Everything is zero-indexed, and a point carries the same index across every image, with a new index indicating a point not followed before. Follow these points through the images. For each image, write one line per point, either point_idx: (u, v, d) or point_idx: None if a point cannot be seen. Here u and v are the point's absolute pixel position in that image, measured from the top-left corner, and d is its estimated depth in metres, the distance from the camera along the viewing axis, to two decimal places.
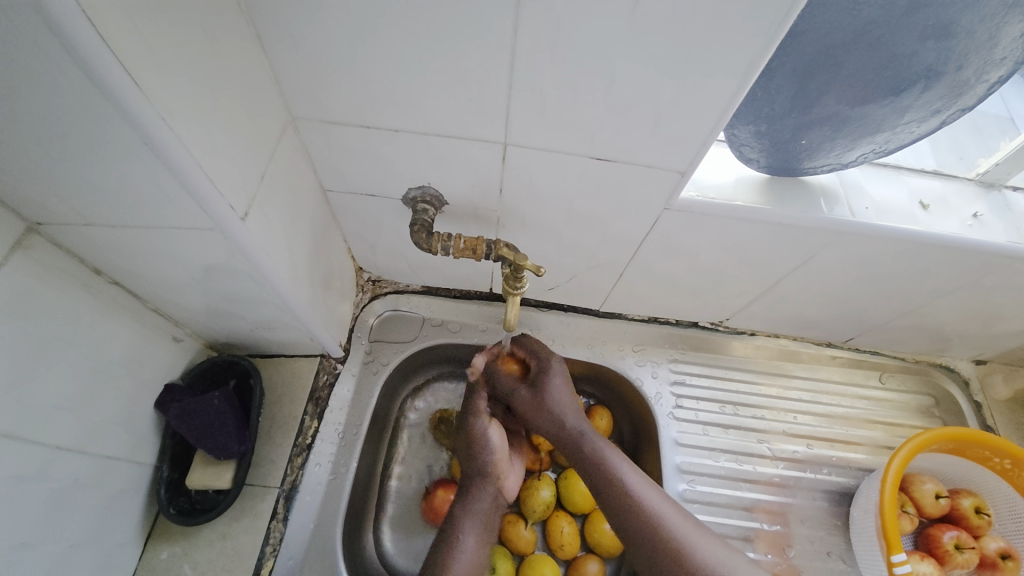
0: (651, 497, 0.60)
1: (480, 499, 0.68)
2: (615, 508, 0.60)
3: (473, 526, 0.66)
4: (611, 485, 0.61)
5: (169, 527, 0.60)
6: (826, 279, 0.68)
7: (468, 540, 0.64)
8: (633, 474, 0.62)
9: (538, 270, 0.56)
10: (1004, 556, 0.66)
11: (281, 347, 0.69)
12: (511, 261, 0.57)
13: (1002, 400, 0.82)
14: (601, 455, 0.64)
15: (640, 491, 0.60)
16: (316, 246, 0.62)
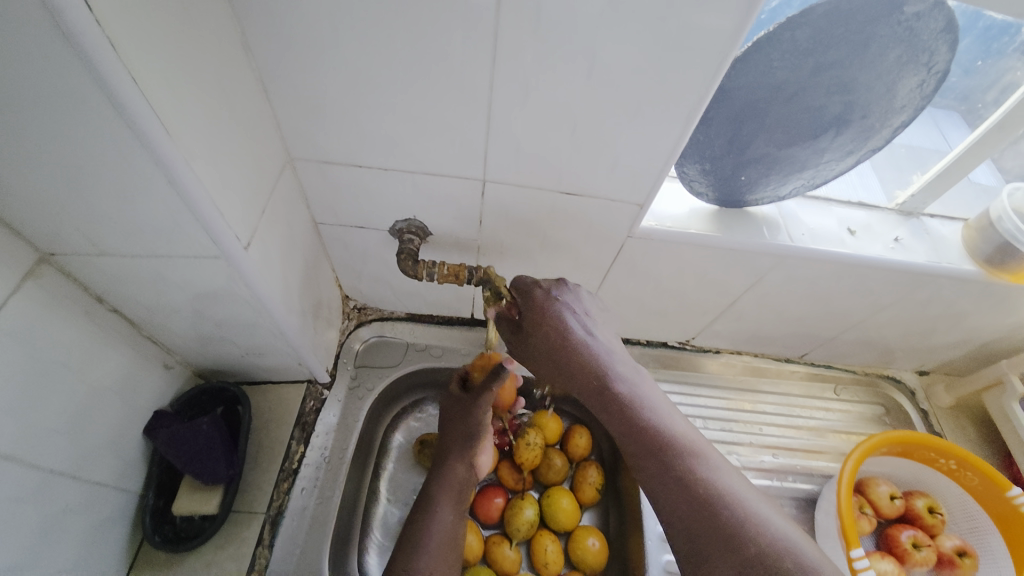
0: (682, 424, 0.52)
1: (451, 472, 0.73)
2: (655, 467, 0.49)
3: (446, 498, 0.71)
4: (667, 439, 0.50)
5: (152, 556, 0.60)
6: (776, 298, 0.75)
7: (442, 509, 0.70)
8: (691, 432, 0.52)
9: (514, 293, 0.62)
10: (959, 553, 0.70)
11: (269, 374, 0.72)
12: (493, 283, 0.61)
13: (946, 408, 0.89)
14: (629, 405, 0.52)
15: (703, 459, 0.49)
16: (308, 275, 0.66)
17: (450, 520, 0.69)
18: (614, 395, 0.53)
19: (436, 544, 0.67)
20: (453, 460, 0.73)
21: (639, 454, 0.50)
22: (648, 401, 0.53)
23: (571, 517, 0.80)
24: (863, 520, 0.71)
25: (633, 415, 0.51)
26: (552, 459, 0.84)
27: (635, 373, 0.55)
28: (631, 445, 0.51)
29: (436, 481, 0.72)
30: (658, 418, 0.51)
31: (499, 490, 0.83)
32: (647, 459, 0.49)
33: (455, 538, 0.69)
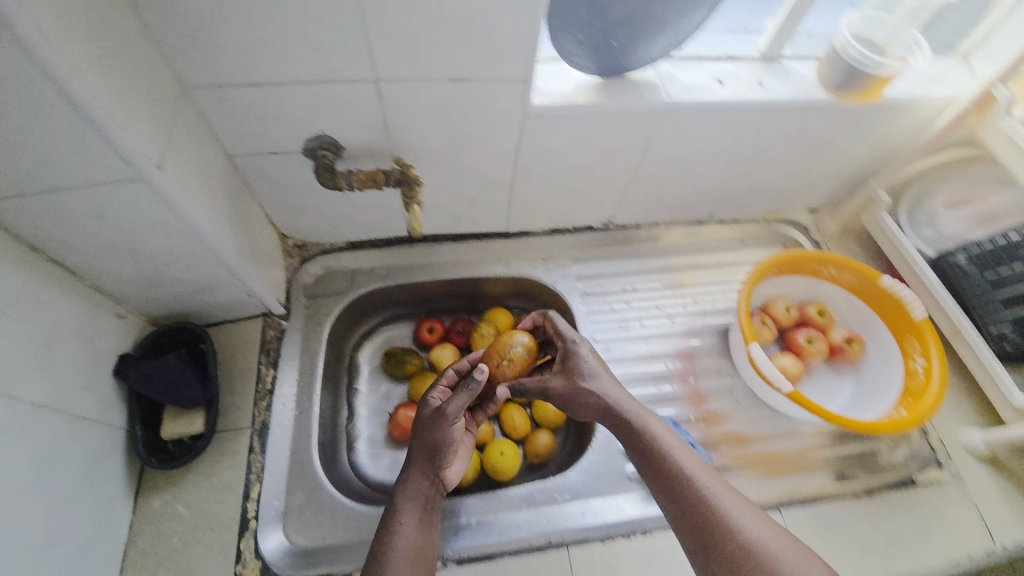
0: (682, 453, 0.64)
1: (416, 485, 0.64)
2: (660, 475, 0.63)
3: (410, 507, 0.63)
4: (671, 471, 0.62)
5: (156, 479, 0.66)
6: (671, 158, 0.84)
7: (405, 518, 0.62)
8: (689, 451, 0.65)
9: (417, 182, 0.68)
10: (848, 342, 0.84)
11: (223, 312, 0.76)
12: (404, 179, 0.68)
13: (834, 234, 1.02)
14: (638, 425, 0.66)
15: (698, 472, 0.62)
16: (236, 207, 0.69)
17: (413, 532, 0.62)
18: (630, 427, 0.66)
19: (401, 564, 0.59)
20: (417, 471, 0.65)
21: (651, 458, 0.64)
22: (659, 435, 0.65)
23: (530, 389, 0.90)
24: (763, 329, 0.85)
25: (653, 459, 0.64)
26: None
27: (644, 412, 0.68)
28: (641, 449, 0.65)
29: (400, 494, 0.64)
30: (660, 442, 0.64)
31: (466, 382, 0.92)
32: (654, 462, 0.64)
33: (423, 552, 0.61)
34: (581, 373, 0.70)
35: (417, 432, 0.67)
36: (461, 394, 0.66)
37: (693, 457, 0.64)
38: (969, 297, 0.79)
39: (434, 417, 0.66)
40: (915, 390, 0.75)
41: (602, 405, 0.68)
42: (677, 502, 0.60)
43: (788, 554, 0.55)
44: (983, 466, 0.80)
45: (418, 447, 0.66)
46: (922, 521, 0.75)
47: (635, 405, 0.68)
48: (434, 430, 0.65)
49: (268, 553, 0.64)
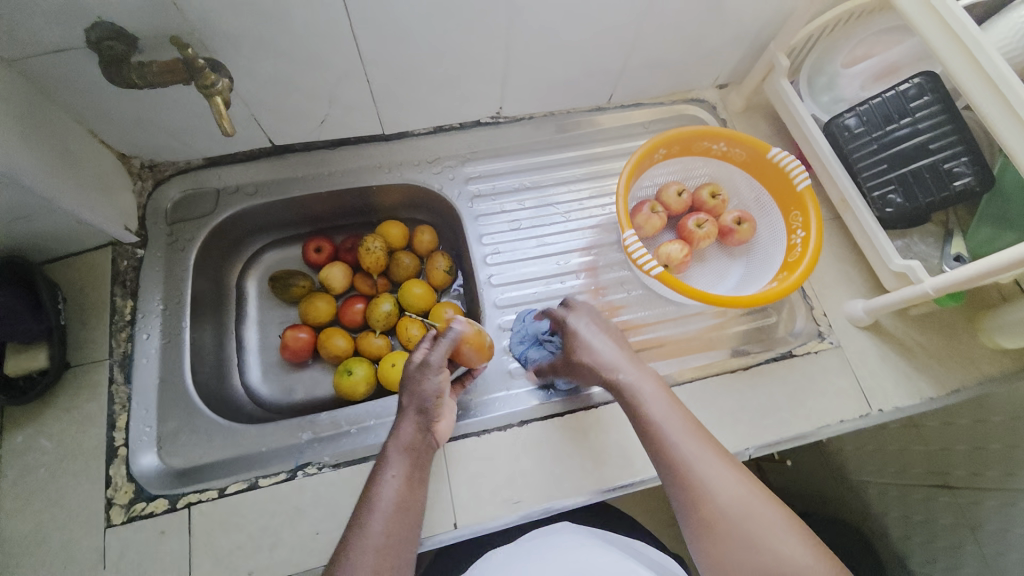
0: (671, 422, 0.60)
1: (405, 434, 0.61)
2: (649, 441, 0.60)
3: (398, 459, 0.60)
4: (660, 431, 0.60)
5: (13, 417, 0.65)
6: (542, 27, 0.74)
7: (393, 470, 0.59)
8: (682, 414, 0.62)
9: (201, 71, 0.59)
10: (738, 223, 0.82)
11: (61, 244, 0.70)
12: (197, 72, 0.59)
13: (739, 111, 0.96)
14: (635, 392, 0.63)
15: (685, 434, 0.59)
16: (34, 121, 0.60)
17: (400, 484, 0.58)
18: (620, 390, 0.64)
19: (381, 515, 0.55)
20: (407, 420, 0.63)
21: (641, 427, 0.62)
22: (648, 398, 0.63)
23: (424, 300, 0.88)
24: (652, 217, 0.81)
25: (644, 427, 0.61)
26: (400, 259, 0.90)
27: (639, 376, 0.65)
28: (633, 416, 0.63)
29: (388, 447, 0.61)
30: (653, 408, 0.62)
31: (359, 299, 0.90)
32: (644, 430, 0.61)
33: (408, 506, 0.57)
34: (592, 343, 0.68)
35: (403, 384, 0.65)
36: (441, 343, 0.66)
37: (682, 420, 0.61)
38: (858, 163, 0.75)
39: (417, 371, 0.64)
40: (791, 264, 0.76)
41: (598, 374, 0.66)
42: (665, 469, 0.59)
43: (764, 518, 0.54)
44: (864, 334, 0.81)
45: (406, 399, 0.64)
46: (797, 390, 0.77)
47: (630, 371, 0.65)
48: (420, 380, 0.64)
49: (140, 473, 0.65)
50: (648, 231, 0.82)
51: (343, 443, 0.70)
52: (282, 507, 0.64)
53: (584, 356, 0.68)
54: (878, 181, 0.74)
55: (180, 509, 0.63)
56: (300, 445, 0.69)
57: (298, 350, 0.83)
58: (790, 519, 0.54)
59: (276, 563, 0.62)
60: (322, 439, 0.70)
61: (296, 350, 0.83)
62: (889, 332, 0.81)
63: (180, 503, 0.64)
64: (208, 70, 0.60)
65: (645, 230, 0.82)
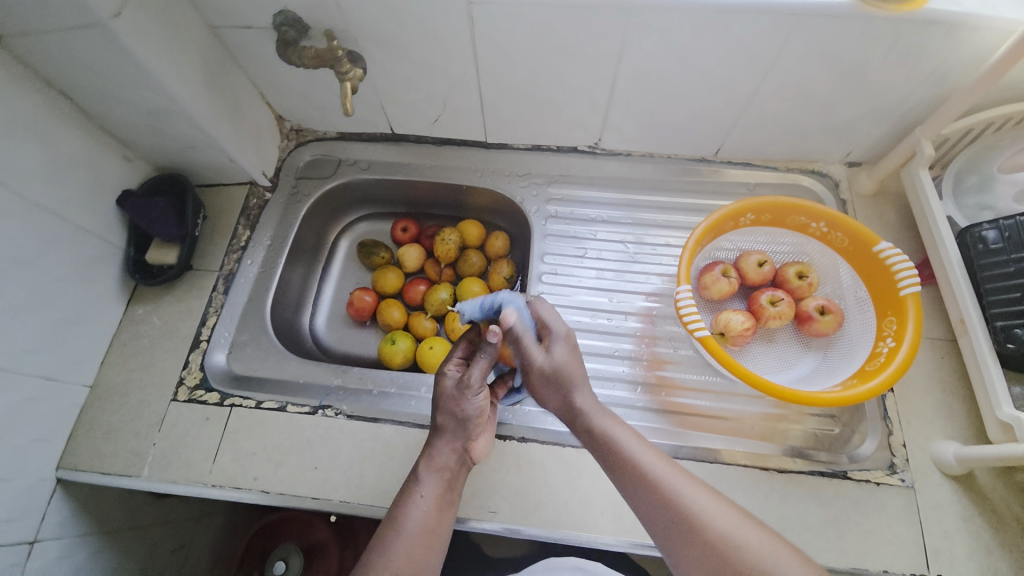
0: (648, 457, 0.59)
1: (441, 454, 0.63)
2: (631, 482, 0.58)
3: (431, 480, 0.62)
4: (647, 484, 0.57)
5: (143, 293, 0.83)
6: (652, 69, 0.75)
7: (424, 490, 0.61)
8: (655, 453, 0.60)
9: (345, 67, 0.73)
10: (822, 312, 0.73)
11: (216, 174, 0.89)
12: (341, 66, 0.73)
13: (867, 194, 0.86)
14: (606, 435, 0.61)
15: (672, 479, 0.57)
16: (217, 76, 0.77)
17: (429, 504, 0.61)
18: (594, 435, 0.61)
19: (409, 535, 0.59)
20: (442, 441, 0.63)
21: (618, 468, 0.59)
22: (623, 446, 0.60)
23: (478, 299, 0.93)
24: (721, 281, 0.76)
25: (627, 468, 0.58)
26: (469, 257, 0.96)
27: (601, 412, 0.62)
28: (605, 456, 0.60)
29: (422, 467, 0.63)
30: (632, 459, 0.59)
31: (424, 281, 0.98)
32: (622, 475, 0.59)
33: (435, 525, 0.60)
34: (553, 378, 0.62)
35: (440, 404, 0.64)
36: (482, 365, 0.62)
37: (654, 454, 0.60)
38: (985, 284, 0.63)
39: (456, 392, 0.63)
40: (866, 373, 0.66)
41: (563, 402, 0.63)
42: (655, 512, 0.56)
43: (758, 549, 0.52)
44: (950, 485, 0.67)
45: (443, 418, 0.64)
46: (838, 517, 0.67)
47: (597, 410, 0.62)
48: (460, 402, 0.63)
49: (209, 367, 0.79)
50: (714, 294, 0.77)
51: (362, 399, 0.77)
52: (295, 435, 0.73)
53: (545, 390, 0.63)
54: (1005, 308, 0.61)
55: (225, 406, 0.75)
56: (329, 388, 0.78)
57: (360, 310, 0.94)
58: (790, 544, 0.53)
59: (275, 480, 0.70)
60: (348, 389, 0.78)
61: (359, 309, 0.94)
62: (985, 494, 0.66)
63: (227, 402, 0.75)
64: (347, 61, 0.73)
65: (710, 292, 0.77)
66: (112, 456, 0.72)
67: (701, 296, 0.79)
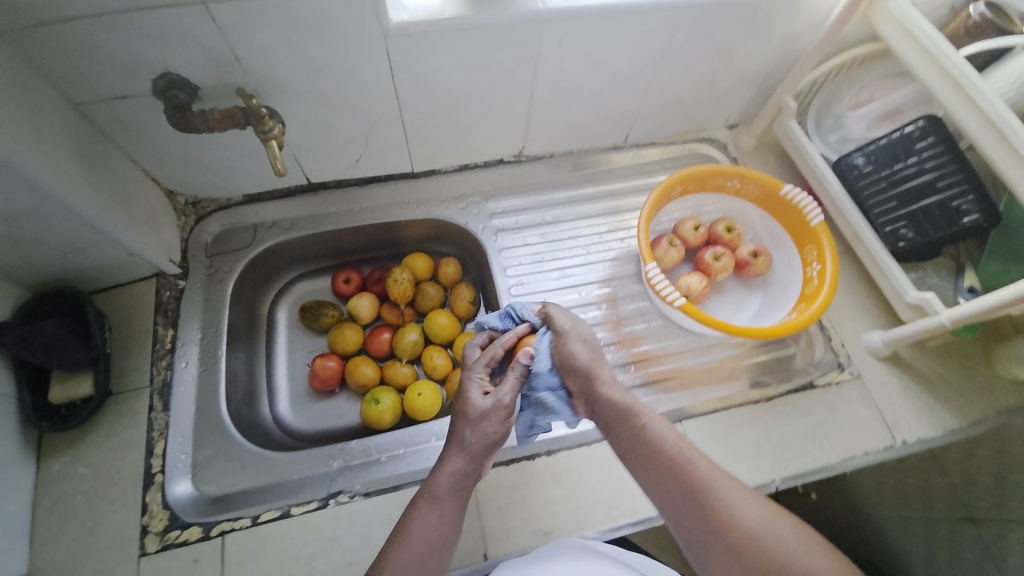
0: (688, 453, 0.60)
1: (454, 469, 0.60)
2: (659, 474, 0.60)
3: (446, 496, 0.58)
4: (688, 480, 0.58)
5: (55, 443, 0.66)
6: (566, 75, 0.80)
7: (437, 504, 0.58)
8: (695, 453, 0.60)
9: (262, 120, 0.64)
10: (754, 255, 0.85)
11: (109, 276, 0.74)
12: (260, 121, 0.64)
13: (750, 149, 1.02)
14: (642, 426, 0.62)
15: (714, 478, 0.58)
16: (96, 163, 0.64)
17: (440, 523, 0.57)
18: (629, 426, 0.63)
19: (411, 553, 0.55)
20: (459, 456, 0.60)
21: (648, 460, 0.60)
22: (659, 439, 0.61)
23: (450, 330, 0.90)
24: (671, 250, 0.84)
25: (659, 464, 0.60)
26: (426, 290, 0.93)
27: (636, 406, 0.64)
28: (640, 448, 0.61)
29: (437, 479, 0.59)
30: (671, 455, 0.60)
31: (385, 328, 0.93)
32: (650, 467, 0.60)
33: (439, 546, 0.56)
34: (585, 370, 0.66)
35: (465, 419, 0.62)
36: (513, 382, 0.64)
37: (695, 451, 0.60)
38: (869, 201, 0.80)
39: (487, 412, 0.61)
40: (809, 296, 0.79)
41: (593, 397, 0.65)
42: (682, 505, 0.58)
43: (787, 535, 0.54)
44: (884, 365, 0.83)
45: (467, 432, 0.61)
46: (820, 420, 0.79)
47: (631, 404, 0.64)
48: (490, 424, 0.61)
49: (174, 501, 0.66)
50: (668, 263, 0.85)
51: (373, 471, 0.71)
52: (315, 536, 0.65)
53: (571, 372, 0.67)
54: (889, 216, 0.78)
55: (214, 536, 0.64)
56: (332, 473, 0.70)
57: (325, 378, 0.85)
58: (815, 538, 0.54)
59: None
60: (353, 466, 0.71)
61: (325, 379, 0.85)
62: (908, 363, 0.83)
63: (215, 531, 0.64)
64: (267, 117, 0.64)
65: (664, 262, 0.85)
66: None
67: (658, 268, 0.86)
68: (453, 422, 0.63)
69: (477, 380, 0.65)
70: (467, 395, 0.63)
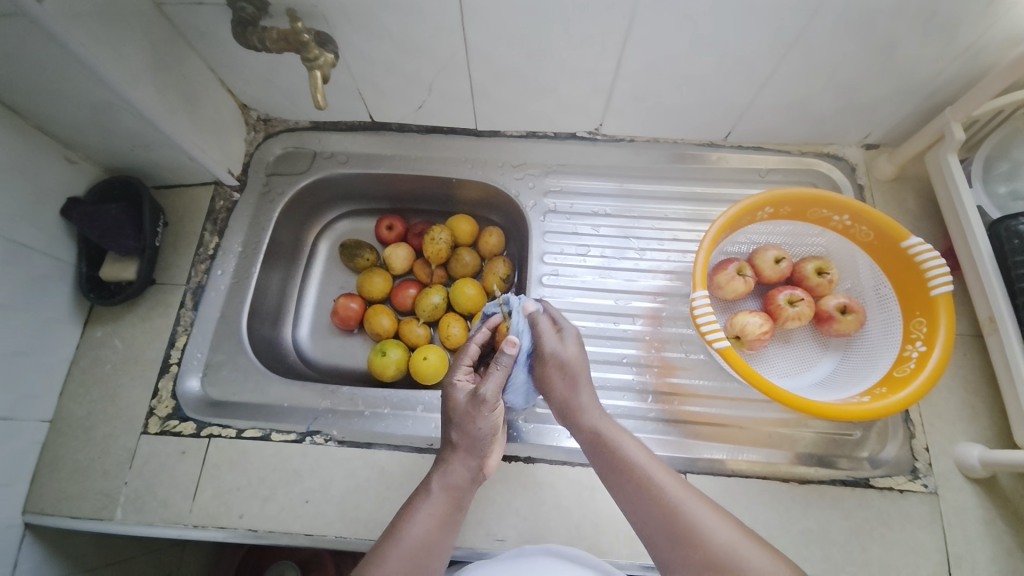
0: (654, 473, 0.55)
1: (453, 469, 0.57)
2: (633, 492, 0.55)
3: (439, 497, 0.56)
4: (656, 494, 0.54)
5: (101, 314, 0.75)
6: (662, 49, 0.67)
7: (429, 507, 0.55)
8: (665, 474, 0.55)
9: (312, 51, 0.63)
10: (842, 311, 0.69)
11: (174, 174, 0.80)
12: (308, 51, 0.64)
13: (886, 179, 0.81)
14: (609, 441, 0.57)
15: (683, 499, 0.53)
16: (167, 64, 0.67)
17: (433, 524, 0.55)
18: (592, 440, 0.58)
19: (404, 558, 0.52)
20: (456, 456, 0.57)
21: (620, 478, 0.55)
22: (623, 451, 0.57)
23: (474, 302, 0.85)
24: (736, 280, 0.71)
25: (628, 479, 0.55)
26: (461, 255, 0.88)
27: (601, 417, 0.59)
28: (606, 463, 0.57)
29: (431, 481, 0.57)
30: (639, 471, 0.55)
31: (414, 284, 0.91)
32: (622, 483, 0.55)
33: (434, 549, 0.54)
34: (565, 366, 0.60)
35: (452, 418, 0.58)
36: (499, 374, 0.58)
37: (662, 468, 0.56)
38: (1018, 283, 0.61)
39: (469, 406, 0.57)
40: (896, 380, 0.63)
41: (565, 407, 0.60)
42: (653, 524, 0.53)
43: (758, 561, 0.49)
44: (971, 487, 0.65)
45: (456, 434, 0.58)
46: (860, 527, 0.64)
47: (601, 418, 0.59)
48: (474, 418, 0.57)
49: (182, 393, 0.72)
50: (728, 294, 0.72)
51: (354, 422, 0.71)
52: (283, 466, 0.67)
53: (554, 375, 0.60)
54: None
55: (202, 436, 0.69)
56: (316, 411, 0.71)
57: (344, 318, 0.86)
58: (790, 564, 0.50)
59: (263, 516, 0.65)
60: (337, 412, 0.72)
61: (345, 318, 0.86)
62: (1005, 495, 0.65)
63: (204, 432, 0.69)
64: (314, 45, 0.64)
65: (724, 292, 0.72)
66: (81, 499, 0.66)
67: (715, 296, 0.73)
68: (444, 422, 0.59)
69: (460, 382, 0.60)
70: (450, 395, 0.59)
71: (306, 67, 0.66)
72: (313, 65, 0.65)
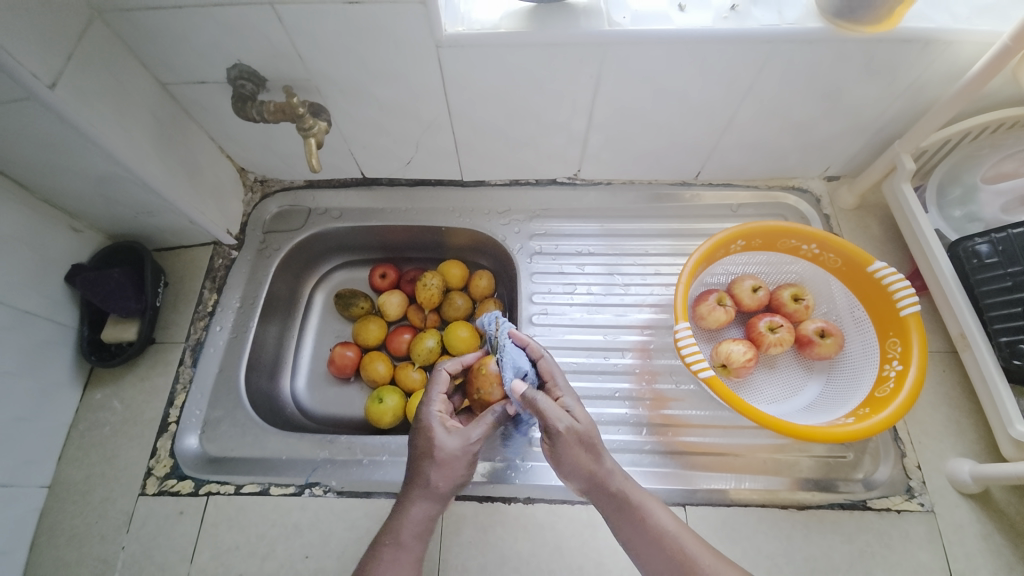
0: (687, 541, 0.54)
1: (416, 513, 0.54)
2: (663, 563, 0.53)
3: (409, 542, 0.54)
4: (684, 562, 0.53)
5: (101, 376, 0.77)
6: (628, 103, 0.74)
7: (399, 553, 0.53)
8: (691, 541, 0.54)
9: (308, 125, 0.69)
10: (821, 335, 0.71)
11: (175, 237, 0.83)
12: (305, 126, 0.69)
13: (849, 208, 0.87)
14: (638, 511, 0.55)
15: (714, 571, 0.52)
16: (170, 136, 0.72)
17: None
18: (624, 507, 0.55)
19: None
20: (421, 499, 0.55)
21: (650, 551, 0.54)
22: (650, 517, 0.55)
23: (469, 343, 0.86)
24: (717, 310, 0.73)
25: (658, 545, 0.53)
26: (453, 299, 0.91)
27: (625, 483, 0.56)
28: (632, 533, 0.54)
29: (399, 532, 0.54)
30: (667, 534, 0.54)
31: (408, 329, 0.93)
32: (653, 551, 0.53)
33: None
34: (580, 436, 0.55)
35: (429, 455, 0.55)
36: (487, 422, 0.58)
37: (693, 537, 0.55)
38: (984, 299, 0.65)
39: (456, 454, 0.55)
40: (878, 400, 0.65)
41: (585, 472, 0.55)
42: None
43: None
44: (966, 504, 0.66)
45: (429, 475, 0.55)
46: (861, 552, 0.65)
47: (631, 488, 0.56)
48: (458, 467, 0.56)
49: (181, 452, 0.72)
50: (711, 323, 0.74)
51: (352, 471, 0.71)
52: (282, 520, 0.67)
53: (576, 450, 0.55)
54: (1007, 324, 0.63)
55: (200, 495, 0.69)
56: (315, 462, 0.71)
57: (341, 367, 0.87)
58: None
59: (262, 574, 0.65)
60: (336, 461, 0.71)
61: (341, 367, 0.87)
62: (1002, 509, 0.66)
63: (202, 490, 0.69)
64: (309, 116, 0.69)
65: (707, 322, 0.74)
66: (79, 565, 0.66)
67: (698, 326, 0.76)
68: (419, 455, 0.56)
69: (440, 415, 0.58)
70: (432, 432, 0.56)
71: (301, 135, 0.71)
72: (307, 136, 0.70)
